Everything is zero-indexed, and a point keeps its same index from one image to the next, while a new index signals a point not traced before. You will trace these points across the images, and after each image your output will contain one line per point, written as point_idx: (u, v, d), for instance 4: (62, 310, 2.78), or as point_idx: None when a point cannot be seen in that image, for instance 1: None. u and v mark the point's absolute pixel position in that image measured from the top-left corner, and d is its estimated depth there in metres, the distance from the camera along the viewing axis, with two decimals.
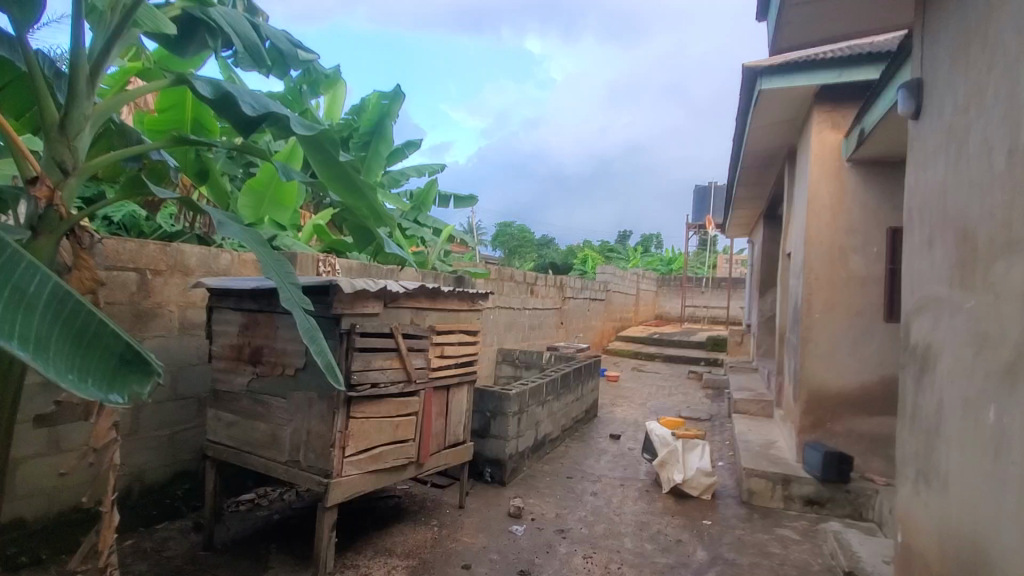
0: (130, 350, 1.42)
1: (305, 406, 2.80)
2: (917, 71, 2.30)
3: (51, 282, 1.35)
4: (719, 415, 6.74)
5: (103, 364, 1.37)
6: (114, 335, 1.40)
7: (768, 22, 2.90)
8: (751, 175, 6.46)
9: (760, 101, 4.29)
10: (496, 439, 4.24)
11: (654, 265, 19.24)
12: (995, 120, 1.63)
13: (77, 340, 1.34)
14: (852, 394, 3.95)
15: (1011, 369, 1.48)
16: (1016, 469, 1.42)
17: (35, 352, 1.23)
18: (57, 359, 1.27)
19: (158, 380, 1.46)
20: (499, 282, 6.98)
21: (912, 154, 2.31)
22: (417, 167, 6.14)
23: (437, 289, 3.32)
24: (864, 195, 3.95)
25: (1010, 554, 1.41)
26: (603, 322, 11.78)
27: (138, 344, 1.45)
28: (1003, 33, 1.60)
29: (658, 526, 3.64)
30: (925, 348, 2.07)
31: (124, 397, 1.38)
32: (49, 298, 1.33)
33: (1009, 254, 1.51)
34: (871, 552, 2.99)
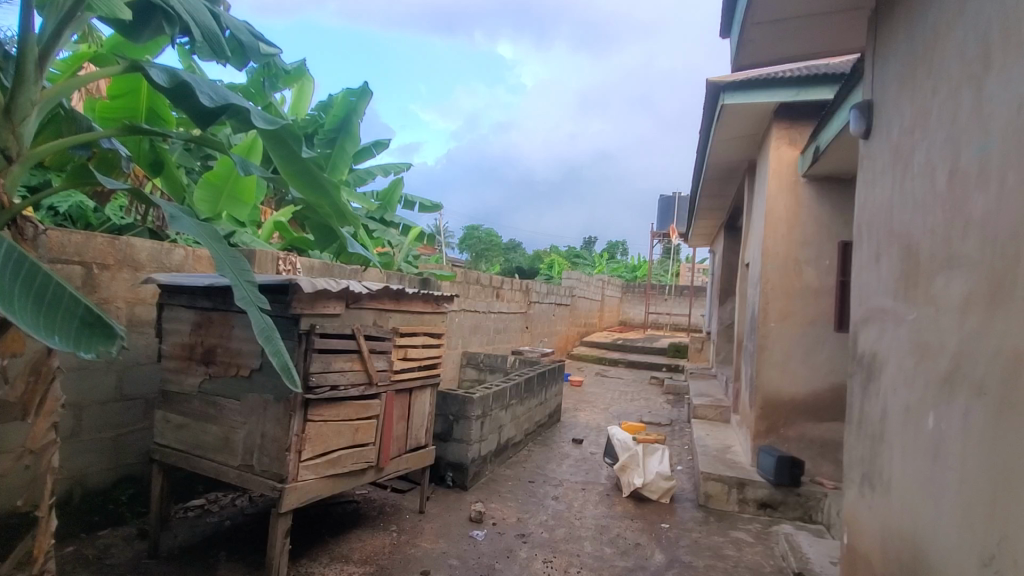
0: (90, 314, 1.64)
1: (259, 409, 2.71)
2: (869, 92, 2.41)
3: (13, 250, 1.55)
4: (678, 420, 6.89)
5: (68, 325, 1.59)
6: (73, 299, 1.62)
7: (731, 39, 2.97)
8: (713, 186, 6.65)
9: (722, 115, 4.40)
10: (458, 443, 4.21)
11: (619, 272, 19.59)
12: (938, 142, 1.72)
13: (42, 301, 1.56)
14: (804, 400, 4.09)
15: (949, 377, 1.56)
16: (953, 473, 1.49)
17: (3, 303, 1.43)
18: (24, 312, 1.48)
19: (121, 342, 1.68)
20: (465, 285, 6.96)
21: (862, 171, 2.41)
22: (384, 166, 6.06)
23: (401, 290, 3.28)
24: (818, 210, 4.11)
25: (948, 554, 1.48)
26: (567, 327, 11.90)
27: (98, 310, 1.67)
28: (947, 60, 1.69)
29: (617, 530, 3.68)
30: (871, 357, 2.16)
31: (90, 354, 1.60)
32: (11, 263, 1.53)
33: (949, 269, 1.60)
34: (819, 553, 3.10)
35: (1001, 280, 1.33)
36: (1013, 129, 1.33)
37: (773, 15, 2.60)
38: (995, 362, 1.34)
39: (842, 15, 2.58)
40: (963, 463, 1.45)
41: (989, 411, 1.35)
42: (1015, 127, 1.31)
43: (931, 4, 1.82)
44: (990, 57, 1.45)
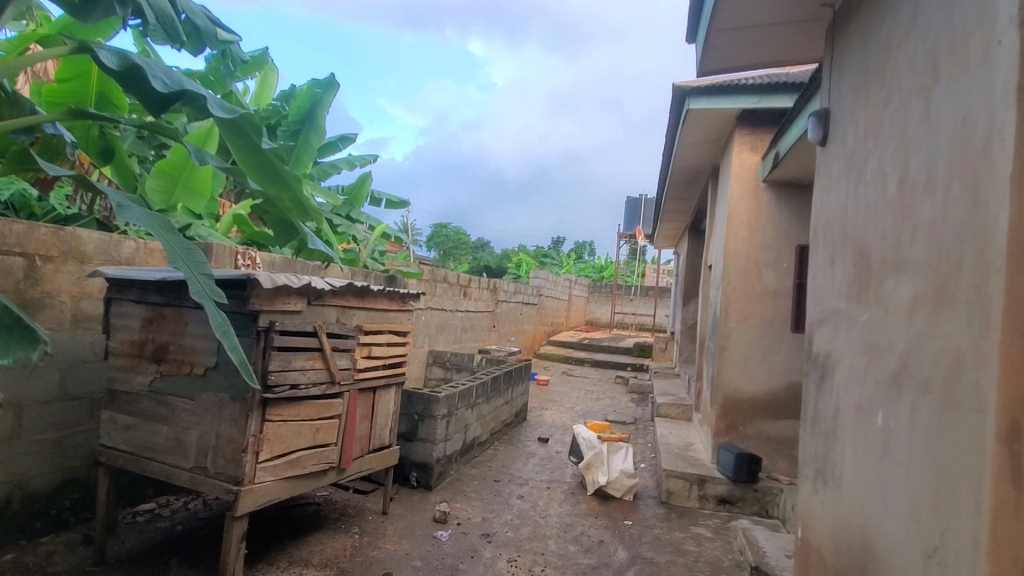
0: (16, 324, 1.95)
1: (214, 409, 2.62)
2: (826, 101, 2.49)
3: None
4: (642, 418, 7.00)
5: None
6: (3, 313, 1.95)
7: (696, 45, 3.04)
8: (678, 189, 6.78)
9: (687, 119, 4.50)
10: (423, 443, 4.16)
11: (586, 272, 19.81)
12: (889, 151, 1.79)
13: None
14: (762, 399, 4.22)
15: (897, 377, 1.62)
16: (900, 468, 1.55)
17: None
18: None
19: (44, 347, 1.94)
20: (432, 283, 6.89)
21: (819, 177, 2.49)
22: (350, 159, 5.95)
23: (365, 287, 3.22)
24: (777, 214, 4.24)
25: (895, 547, 1.54)
26: (534, 326, 11.94)
27: (28, 321, 1.97)
28: (898, 71, 1.76)
29: (581, 528, 3.71)
30: (825, 357, 2.24)
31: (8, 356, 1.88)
32: None
33: (898, 272, 1.66)
34: (775, 547, 3.19)
35: (946, 283, 1.39)
36: (958, 139, 1.39)
37: (737, 22, 2.67)
38: (939, 361, 1.40)
39: (803, 27, 2.66)
40: (909, 459, 1.51)
41: (933, 408, 1.41)
42: (961, 138, 1.38)
43: (884, 16, 1.89)
44: (938, 70, 1.52)
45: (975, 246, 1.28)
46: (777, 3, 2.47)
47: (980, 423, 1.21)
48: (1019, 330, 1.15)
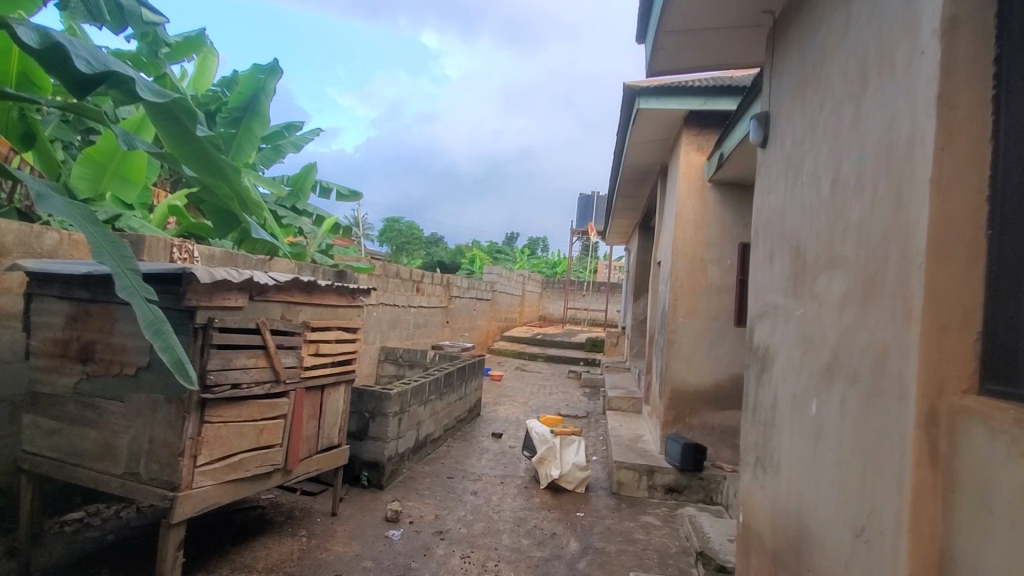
0: None
1: (147, 411, 2.48)
2: (766, 104, 2.60)
3: None
4: (594, 412, 7.13)
5: None
6: None
7: (646, 45, 3.11)
8: (628, 187, 6.92)
9: (638, 119, 4.60)
10: (374, 441, 4.09)
11: (539, 267, 20.00)
12: (823, 153, 1.88)
13: None
14: (707, 391, 4.38)
15: (829, 367, 1.71)
16: (832, 453, 1.64)
17: None
18: None
19: None
20: (383, 279, 6.76)
21: (759, 177, 2.60)
22: (296, 143, 5.75)
23: (312, 282, 3.13)
24: (721, 213, 4.40)
25: (827, 527, 1.63)
26: (488, 322, 11.94)
27: None
28: (832, 77, 1.85)
29: (534, 521, 3.74)
30: (764, 349, 2.34)
31: None
32: None
33: (830, 269, 1.75)
34: (719, 532, 3.32)
35: (873, 280, 1.48)
36: (884, 144, 1.48)
37: (684, 25, 2.73)
38: (866, 352, 1.49)
39: (745, 34, 2.77)
40: (839, 445, 1.60)
41: (861, 397, 1.50)
42: (887, 143, 1.46)
43: (819, 25, 1.99)
44: (866, 78, 1.61)
45: (899, 244, 1.37)
46: (721, 8, 2.55)
47: (902, 410, 1.29)
48: (936, 323, 1.24)
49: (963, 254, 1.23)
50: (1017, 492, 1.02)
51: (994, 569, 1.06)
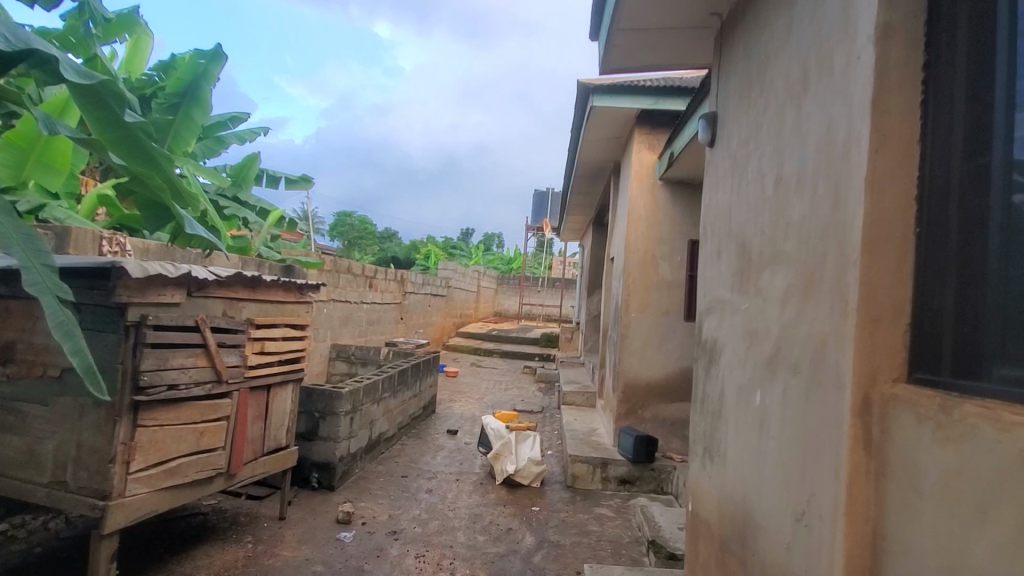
0: None
1: (74, 415, 2.31)
2: (714, 105, 2.67)
3: None
4: (549, 407, 7.20)
5: None
6: None
7: (599, 42, 3.13)
8: (583, 184, 7.00)
9: (592, 116, 4.65)
10: (325, 441, 3.97)
11: (495, 263, 19.99)
12: (766, 153, 1.95)
13: None
14: (658, 384, 4.50)
15: (772, 360, 1.78)
16: (775, 442, 1.71)
17: None
18: None
19: None
20: (335, 275, 6.57)
21: (707, 176, 2.67)
22: (241, 138, 5.51)
23: (256, 278, 3.01)
24: (672, 211, 4.51)
25: (770, 512, 1.69)
26: (443, 318, 11.83)
27: None
28: (775, 80, 1.92)
29: (490, 517, 3.74)
30: (712, 343, 2.41)
31: None
32: None
33: (773, 265, 1.82)
34: (669, 520, 3.40)
35: (813, 275, 1.54)
36: (823, 145, 1.54)
37: (637, 24, 2.77)
38: (806, 344, 1.55)
39: (695, 36, 2.83)
40: (781, 434, 1.66)
41: (801, 387, 1.56)
42: (825, 144, 1.52)
43: (762, 30, 2.06)
44: (807, 82, 1.67)
45: (836, 241, 1.43)
46: (672, 9, 2.60)
47: (838, 399, 1.35)
48: (869, 315, 1.30)
49: (894, 250, 1.30)
50: (941, 474, 1.08)
51: (921, 547, 1.12)
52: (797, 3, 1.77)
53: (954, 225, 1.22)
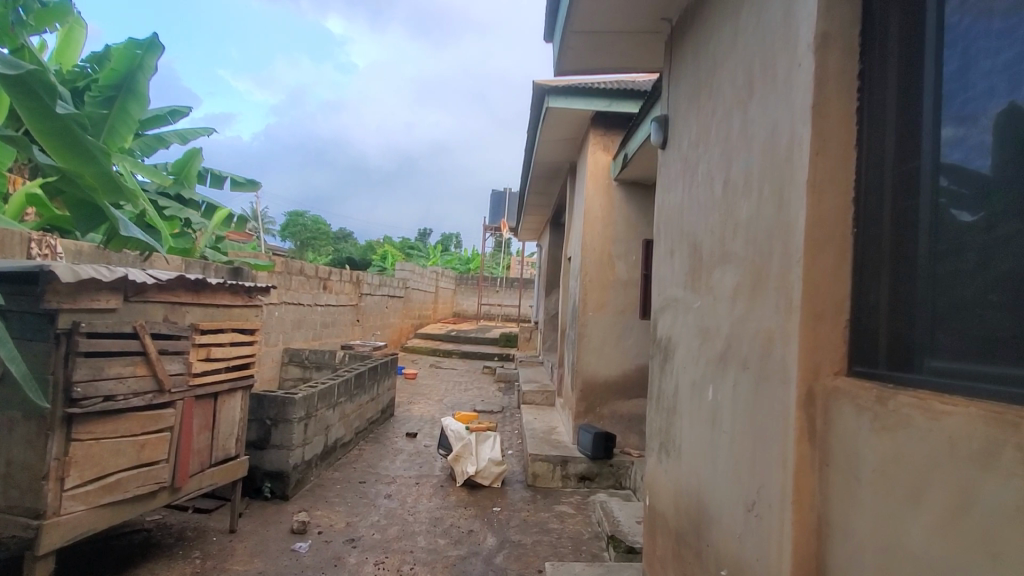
0: None
1: (3, 430, 2.19)
2: (666, 108, 2.73)
3: None
4: (509, 406, 7.21)
5: None
6: None
7: (553, 43, 3.16)
8: (539, 184, 7.05)
9: (547, 117, 4.68)
10: (277, 449, 3.84)
11: (453, 263, 19.88)
12: (715, 156, 2.01)
13: None
14: (615, 381, 4.58)
15: (723, 356, 1.83)
16: (726, 435, 1.76)
17: None
18: None
19: None
20: (287, 276, 6.37)
21: (660, 177, 2.73)
22: (182, 134, 5.25)
23: (200, 280, 2.88)
24: (627, 211, 4.59)
25: (723, 503, 1.74)
26: (401, 320, 11.66)
27: None
28: (722, 84, 1.98)
29: (451, 520, 3.70)
30: (667, 340, 2.46)
31: None
32: None
33: (723, 264, 1.88)
34: (628, 515, 3.46)
35: (760, 274, 1.59)
36: (768, 148, 1.59)
37: (590, 26, 2.80)
38: (754, 341, 1.60)
39: (647, 39, 2.89)
40: (732, 427, 1.71)
41: (750, 382, 1.61)
42: (770, 147, 1.58)
43: (711, 36, 2.12)
44: (752, 87, 1.73)
45: (781, 240, 1.48)
46: (624, 13, 2.64)
47: (785, 392, 1.40)
48: (812, 312, 1.35)
49: (834, 249, 1.36)
50: (879, 462, 1.14)
51: (861, 532, 1.18)
52: (742, 10, 1.83)
53: (888, 225, 1.29)
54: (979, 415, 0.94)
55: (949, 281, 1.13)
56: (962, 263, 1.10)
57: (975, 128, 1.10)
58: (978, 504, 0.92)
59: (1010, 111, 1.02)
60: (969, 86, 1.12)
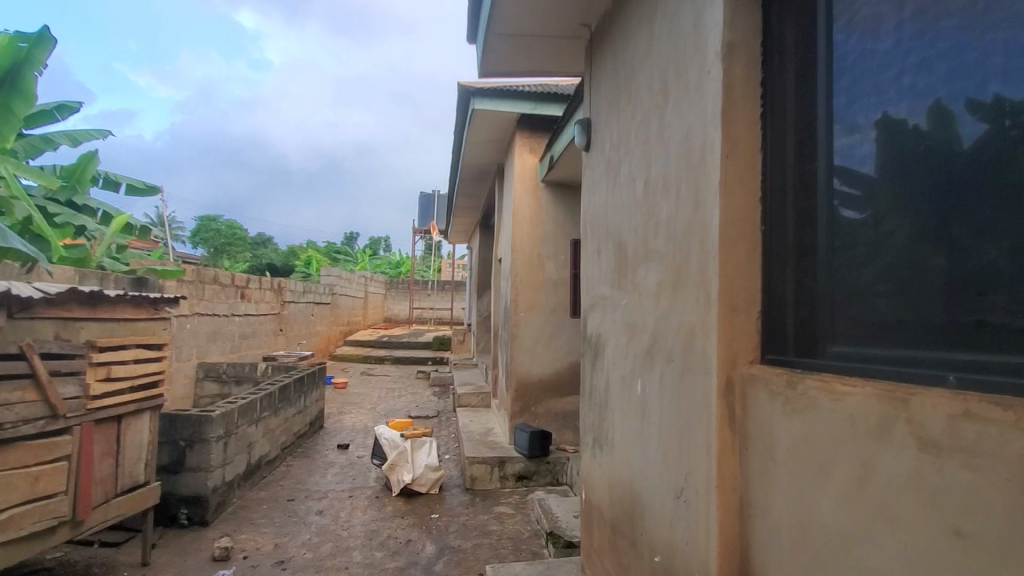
0: None
1: None
2: (588, 111, 2.80)
3: None
4: (444, 410, 7.13)
5: None
6: None
7: (477, 45, 3.16)
8: (468, 186, 7.03)
9: (473, 119, 4.67)
10: (194, 472, 3.57)
11: (382, 268, 19.44)
12: (636, 157, 2.08)
13: None
14: (549, 379, 4.64)
15: (649, 350, 1.90)
16: (655, 426, 1.82)
17: None
18: None
19: None
20: (199, 286, 5.95)
21: (585, 179, 2.80)
22: (72, 135, 4.76)
23: (97, 293, 2.64)
24: (555, 212, 4.67)
25: (654, 493, 1.81)
26: (328, 327, 11.24)
27: None
28: (640, 88, 2.05)
29: (388, 531, 3.60)
30: (597, 338, 2.52)
31: None
32: None
33: (647, 262, 1.94)
34: (566, 510, 3.52)
35: (681, 271, 1.66)
36: (683, 150, 1.67)
37: (513, 29, 2.82)
38: (677, 335, 1.67)
39: (568, 44, 2.95)
40: (660, 419, 1.78)
41: (675, 374, 1.68)
42: (685, 149, 1.65)
43: (628, 42, 2.19)
44: (667, 92, 1.81)
45: (698, 238, 1.55)
46: (545, 17, 2.68)
47: (706, 382, 1.47)
48: (728, 305, 1.43)
49: (745, 246, 1.45)
50: (791, 442, 1.22)
51: (778, 510, 1.26)
52: (656, 18, 1.90)
53: (791, 222, 1.39)
54: (873, 394, 1.02)
55: (844, 274, 1.23)
56: (855, 257, 1.20)
57: (862, 136, 1.20)
58: (876, 477, 1.00)
59: (891, 121, 1.13)
60: (857, 97, 1.22)
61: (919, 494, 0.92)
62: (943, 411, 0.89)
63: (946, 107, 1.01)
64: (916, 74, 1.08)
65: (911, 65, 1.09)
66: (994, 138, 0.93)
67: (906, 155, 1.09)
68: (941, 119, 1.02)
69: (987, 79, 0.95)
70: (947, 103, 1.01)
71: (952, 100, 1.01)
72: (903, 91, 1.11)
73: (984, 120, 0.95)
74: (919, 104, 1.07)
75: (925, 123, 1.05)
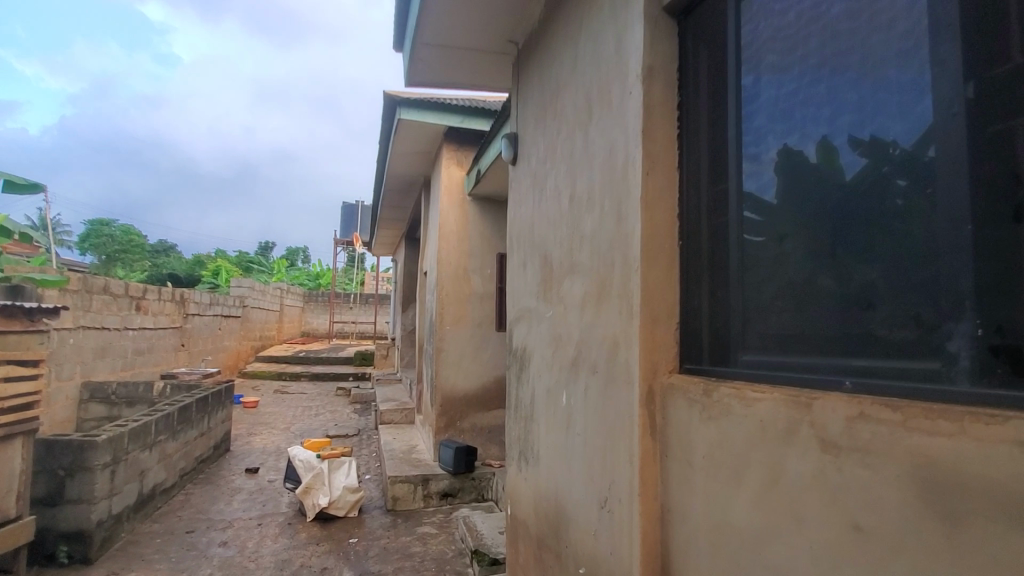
0: None
1: None
2: (515, 126, 2.83)
3: None
4: (365, 428, 6.86)
5: None
6: None
7: (404, 54, 3.12)
8: (393, 197, 6.90)
9: (399, 129, 4.59)
10: (74, 505, 3.17)
11: (301, 280, 18.57)
12: (562, 172, 2.11)
13: None
14: (474, 393, 4.59)
15: (574, 362, 1.92)
16: (580, 437, 1.83)
17: None
18: None
19: None
20: (87, 297, 5.37)
21: (511, 192, 2.81)
22: None
23: None
24: (481, 225, 4.67)
25: (579, 504, 1.81)
26: (238, 343, 10.52)
27: None
28: (565, 105, 2.10)
29: (301, 560, 3.37)
30: (522, 350, 2.52)
31: None
32: None
33: (572, 274, 1.97)
34: (490, 527, 3.47)
35: (605, 283, 1.70)
36: (607, 167, 1.72)
37: (440, 40, 2.81)
38: (601, 346, 1.70)
39: (496, 59, 2.98)
40: (585, 429, 1.80)
41: (599, 385, 1.70)
42: (608, 166, 1.70)
43: (554, 61, 2.24)
44: (591, 111, 1.86)
45: (621, 251, 1.60)
46: (473, 30, 2.69)
47: (630, 392, 1.50)
48: (650, 316, 1.47)
49: (664, 259, 1.50)
50: (707, 448, 1.26)
51: (695, 514, 1.30)
52: (580, 39, 1.97)
53: (705, 237, 1.45)
54: (781, 398, 1.08)
55: (753, 288, 1.30)
56: (760, 273, 1.28)
57: (764, 164, 1.29)
58: (786, 478, 1.05)
59: (788, 151, 1.22)
60: (759, 126, 1.31)
61: (824, 492, 0.98)
62: (841, 413, 0.96)
63: (832, 142, 1.11)
64: (809, 108, 1.18)
65: (804, 100, 1.19)
66: (872, 171, 1.02)
67: (802, 182, 1.18)
68: (828, 152, 1.12)
69: (864, 119, 1.05)
70: (832, 138, 1.11)
71: (837, 135, 1.10)
72: (798, 123, 1.20)
73: (864, 154, 1.04)
74: (811, 136, 1.17)
75: (817, 155, 1.15)
